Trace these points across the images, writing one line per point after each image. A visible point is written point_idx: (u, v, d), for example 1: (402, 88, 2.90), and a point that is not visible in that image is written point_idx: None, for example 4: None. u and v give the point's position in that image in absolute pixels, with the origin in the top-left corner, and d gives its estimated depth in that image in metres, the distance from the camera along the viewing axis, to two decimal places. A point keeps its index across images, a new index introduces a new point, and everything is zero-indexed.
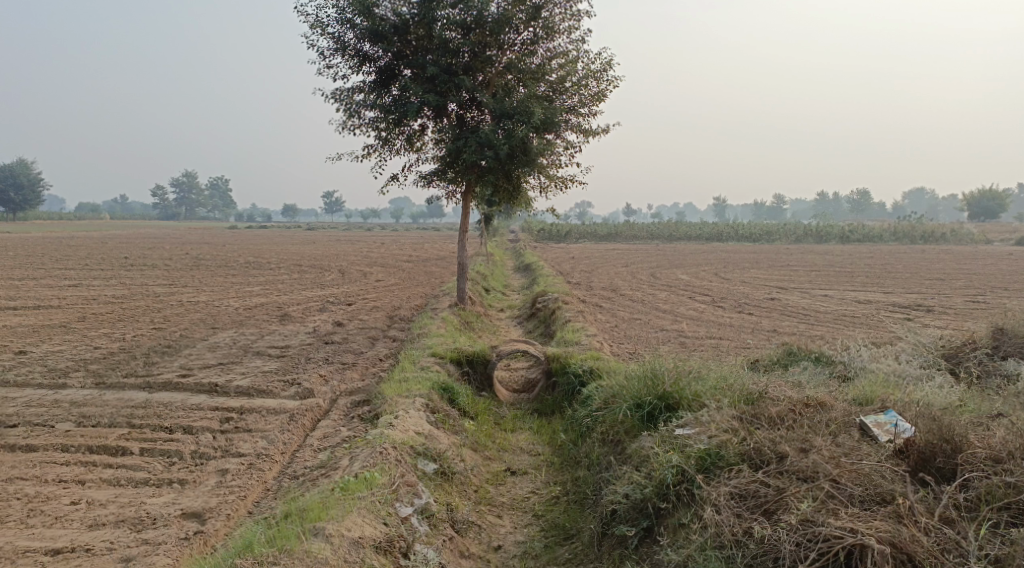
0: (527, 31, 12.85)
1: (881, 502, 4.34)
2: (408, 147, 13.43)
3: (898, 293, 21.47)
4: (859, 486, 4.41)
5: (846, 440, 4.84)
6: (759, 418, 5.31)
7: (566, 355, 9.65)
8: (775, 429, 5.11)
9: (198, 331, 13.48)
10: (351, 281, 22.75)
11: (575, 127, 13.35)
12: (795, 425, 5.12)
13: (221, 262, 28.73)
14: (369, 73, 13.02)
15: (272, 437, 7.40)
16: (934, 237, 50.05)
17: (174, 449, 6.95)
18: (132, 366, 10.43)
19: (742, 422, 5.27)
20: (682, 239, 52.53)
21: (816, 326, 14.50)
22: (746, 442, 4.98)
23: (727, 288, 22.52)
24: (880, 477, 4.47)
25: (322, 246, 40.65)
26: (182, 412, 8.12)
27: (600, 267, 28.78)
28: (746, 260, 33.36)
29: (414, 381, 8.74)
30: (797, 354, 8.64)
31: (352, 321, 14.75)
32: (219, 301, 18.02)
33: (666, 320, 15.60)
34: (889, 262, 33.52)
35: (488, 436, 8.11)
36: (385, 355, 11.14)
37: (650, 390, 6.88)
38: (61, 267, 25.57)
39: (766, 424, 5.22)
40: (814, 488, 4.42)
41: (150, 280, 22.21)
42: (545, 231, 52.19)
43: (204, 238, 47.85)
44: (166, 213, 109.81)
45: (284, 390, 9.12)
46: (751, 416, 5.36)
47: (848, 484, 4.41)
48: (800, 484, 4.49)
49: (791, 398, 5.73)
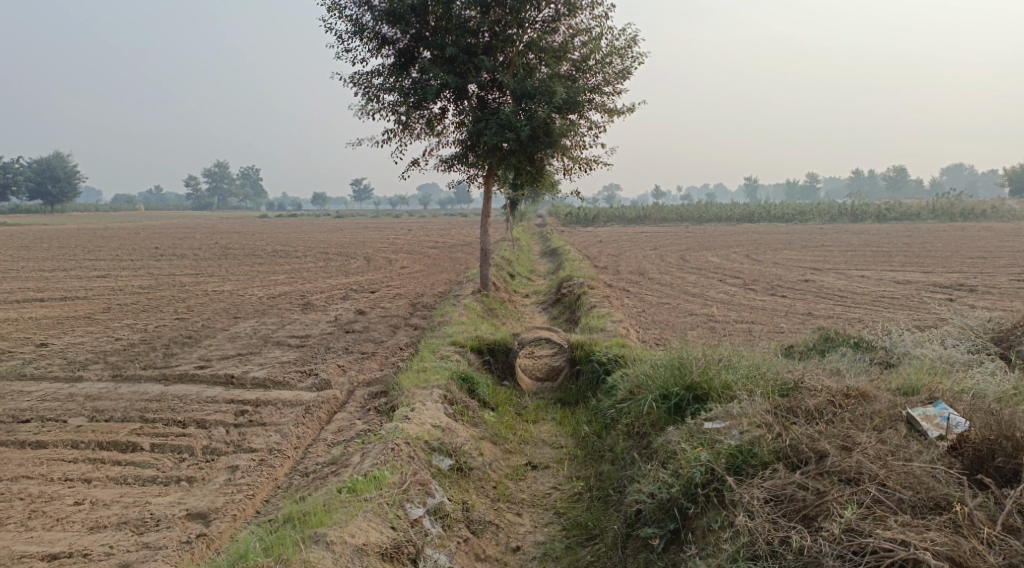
0: (548, 8, 12.40)
1: (935, 509, 3.95)
2: (428, 131, 13.11)
3: (938, 273, 20.67)
4: (909, 490, 4.02)
5: (892, 437, 4.44)
6: (796, 412, 4.92)
7: (590, 343, 9.33)
8: (814, 424, 4.72)
9: (219, 321, 13.36)
10: (376, 269, 22.59)
11: (599, 106, 12.91)
12: (836, 419, 4.73)
13: (249, 251, 28.75)
14: (388, 56, 12.69)
15: (285, 430, 7.19)
16: (974, 214, 48.49)
17: (184, 445, 6.77)
18: (151, 357, 10.31)
19: (778, 415, 4.89)
20: (713, 221, 51.65)
21: (853, 309, 13.96)
22: (782, 438, 4.60)
23: (759, 269, 21.93)
24: (933, 480, 4.07)
25: (350, 233, 40.53)
26: (196, 406, 7.94)
27: (628, 251, 28.24)
28: (779, 241, 32.57)
29: (432, 371, 8.47)
30: (834, 340, 8.19)
31: (375, 309, 14.56)
32: (243, 290, 17.95)
33: (696, 304, 15.14)
34: (928, 240, 32.45)
35: (509, 428, 7.81)
36: (405, 343, 10.89)
37: (677, 379, 6.51)
38: (92, 258, 25.77)
39: (803, 419, 4.83)
40: (859, 493, 4.05)
41: (177, 270, 22.25)
42: (572, 215, 51.60)
43: (233, 227, 48.29)
44: (198, 203, 111.03)
45: (301, 381, 8.90)
46: (787, 409, 4.97)
47: (897, 489, 4.02)
48: (843, 488, 4.11)
49: (830, 390, 5.33)
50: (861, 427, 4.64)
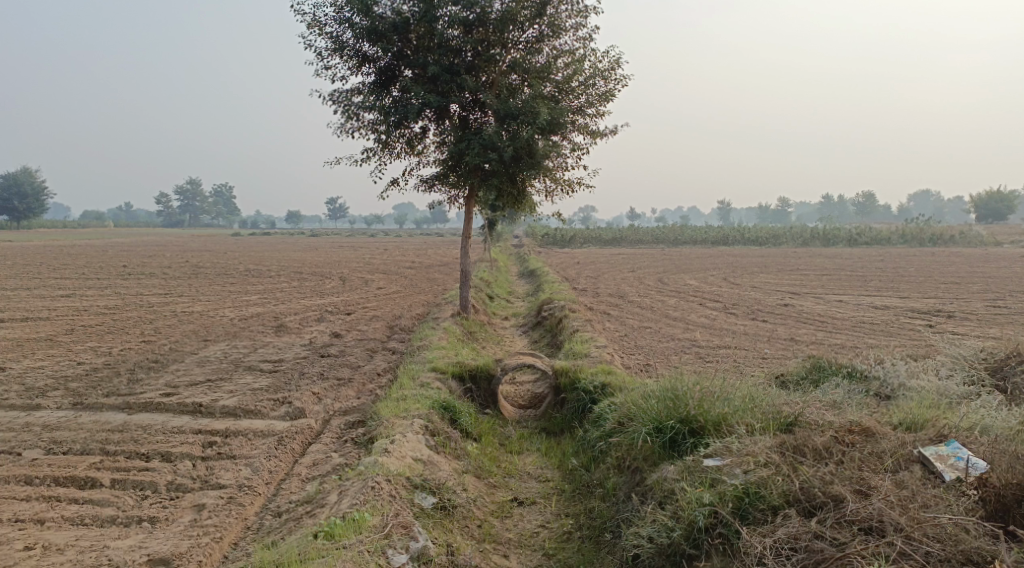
0: (532, 29, 12.24)
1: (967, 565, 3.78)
2: (408, 151, 12.84)
3: (914, 298, 20.73)
4: (937, 544, 3.86)
5: (908, 484, 4.25)
6: (803, 451, 4.71)
7: (575, 370, 9.06)
8: (823, 464, 4.53)
9: (188, 344, 12.87)
10: (352, 290, 22.14)
11: (582, 128, 12.75)
12: (845, 459, 4.55)
13: (220, 270, 28.13)
14: (368, 74, 12.43)
15: (256, 464, 6.79)
16: (942, 239, 49.27)
17: (147, 480, 6.35)
18: (115, 383, 9.82)
19: (784, 453, 4.68)
20: (689, 243, 51.86)
21: (835, 335, 13.86)
22: (791, 481, 4.40)
23: (737, 293, 21.86)
24: (964, 533, 3.91)
25: (324, 253, 39.92)
26: (161, 437, 7.51)
27: (606, 273, 28.10)
28: (755, 265, 32.69)
29: (412, 400, 8.11)
30: (826, 369, 8.00)
31: (351, 332, 14.15)
32: (215, 311, 17.41)
33: (678, 329, 14.95)
34: (901, 265, 32.78)
35: (493, 460, 7.47)
36: (383, 369, 10.51)
37: (672, 412, 6.23)
38: (58, 276, 25.04)
39: (811, 458, 4.63)
40: (884, 546, 3.88)
41: (146, 290, 21.62)
42: (549, 237, 51.52)
43: (206, 245, 47.55)
44: (170, 221, 109.45)
45: (273, 410, 8.49)
46: (793, 447, 4.76)
47: (924, 542, 3.86)
48: (865, 540, 3.94)
49: (833, 426, 5.14)
50: (874, 469, 4.46)
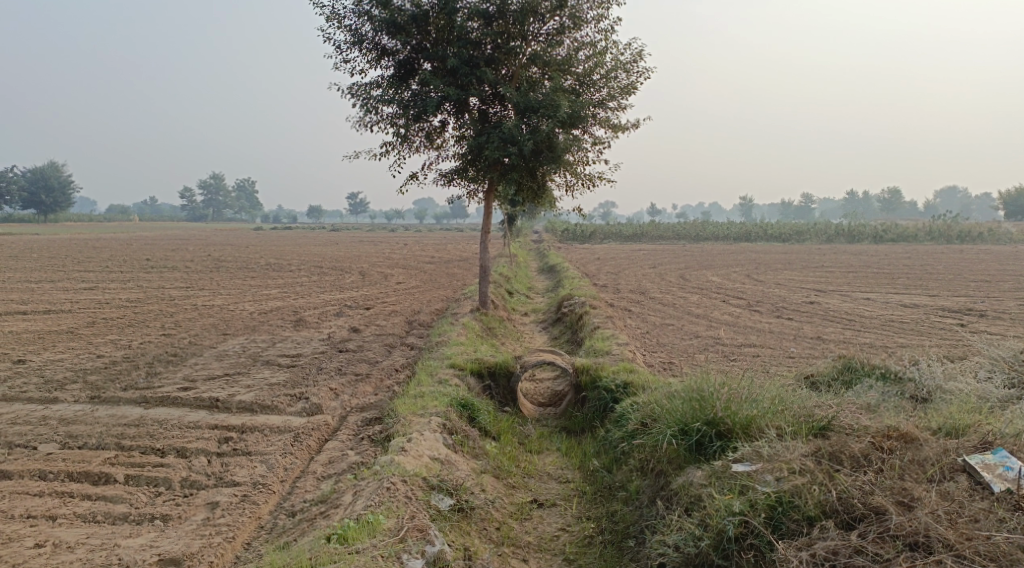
0: (552, 21, 12.02)
1: None
2: (427, 145, 12.68)
3: (943, 297, 20.26)
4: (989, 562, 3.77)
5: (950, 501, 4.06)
6: (839, 458, 4.56)
7: (596, 368, 8.87)
8: (861, 474, 4.41)
9: (207, 338, 12.80)
10: (371, 284, 22.06)
11: (603, 122, 12.52)
12: (884, 469, 4.40)
13: (241, 264, 28.19)
14: (388, 68, 12.27)
15: (271, 461, 6.68)
16: (970, 237, 48.34)
17: (161, 477, 6.27)
18: (133, 377, 9.76)
19: (820, 461, 4.55)
20: (710, 239, 51.33)
21: (863, 334, 13.55)
22: (828, 490, 4.30)
23: (761, 291, 21.51)
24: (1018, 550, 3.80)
25: (344, 247, 39.95)
26: (176, 432, 7.42)
27: (626, 269, 27.82)
28: (779, 261, 32.23)
29: (430, 397, 7.96)
30: (858, 371, 7.74)
31: (370, 327, 14.05)
32: (234, 304, 17.38)
33: (701, 326, 14.69)
34: (929, 262, 32.14)
35: (512, 459, 7.29)
36: (401, 365, 10.38)
37: (697, 414, 6.01)
38: (81, 269, 25.19)
39: (848, 467, 4.49)
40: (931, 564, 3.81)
41: (167, 283, 21.68)
42: (569, 232, 51.19)
43: (229, 239, 47.82)
44: (194, 214, 110.37)
45: (290, 406, 8.37)
46: (830, 454, 4.61)
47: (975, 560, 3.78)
48: (912, 557, 3.86)
49: (871, 432, 4.93)
50: (917, 480, 4.34)
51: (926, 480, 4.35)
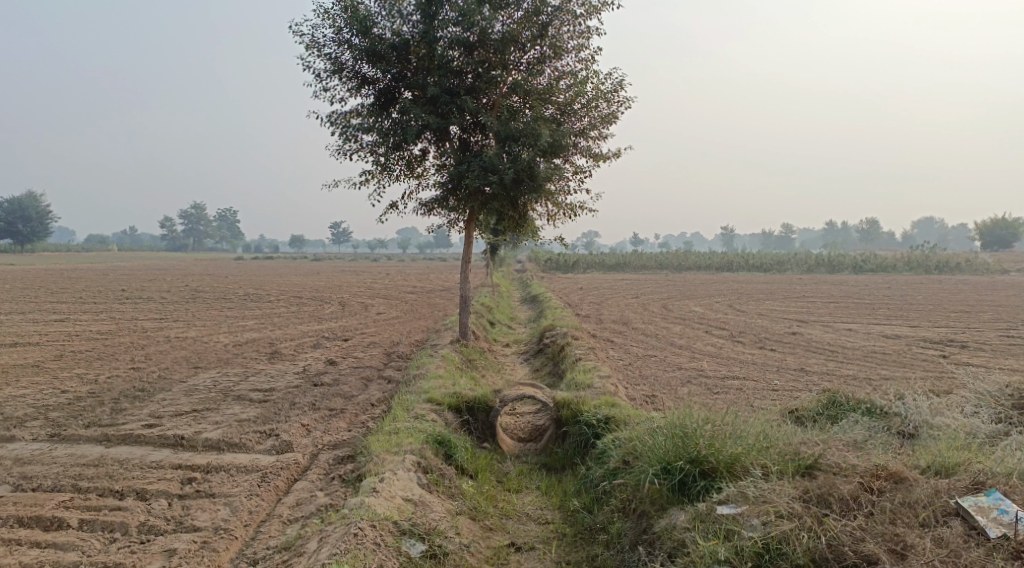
0: (533, 50, 11.99)
1: None
2: (407, 173, 12.52)
3: (925, 328, 20.25)
4: None
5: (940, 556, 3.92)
6: (828, 502, 4.47)
7: (577, 401, 8.62)
8: (850, 519, 4.32)
9: (178, 372, 12.44)
10: (351, 315, 21.74)
11: (584, 151, 12.43)
12: (874, 514, 4.31)
13: (219, 294, 27.76)
14: (368, 96, 12.14)
15: (235, 503, 6.37)
16: (948, 267, 48.83)
17: (118, 521, 5.95)
18: (97, 413, 9.39)
19: (809, 505, 4.44)
20: (692, 269, 51.46)
21: (847, 366, 13.43)
22: (817, 537, 4.23)
23: (744, 321, 21.43)
24: None
25: (326, 277, 39.56)
26: (137, 472, 7.08)
27: (609, 299, 27.67)
28: (760, 292, 32.27)
29: (404, 434, 7.68)
30: (844, 405, 7.57)
31: (346, 359, 13.73)
32: (209, 336, 16.99)
33: (683, 358, 14.51)
34: (908, 293, 32.31)
35: (490, 499, 7.01)
36: (377, 399, 10.07)
37: (681, 451, 5.77)
38: (53, 300, 24.64)
39: (837, 510, 4.40)
40: None
41: (141, 314, 21.22)
42: (551, 262, 51.13)
43: (208, 269, 47.27)
44: (174, 244, 109.36)
45: (259, 444, 8.05)
46: (818, 496, 4.51)
47: None
48: None
49: (860, 471, 4.75)
50: (909, 524, 4.21)
51: (916, 525, 4.21)
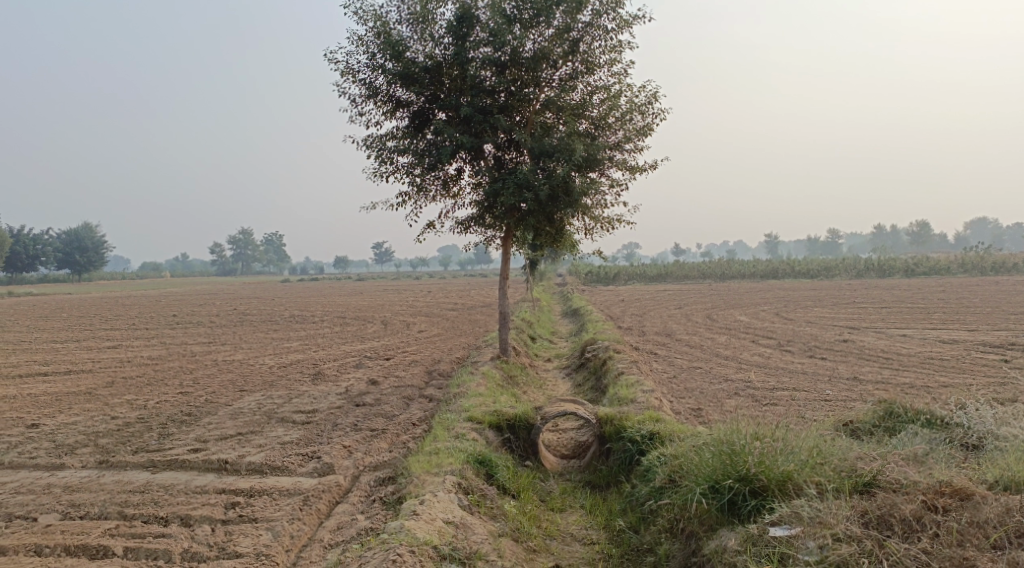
0: (566, 66, 11.93)
1: None
2: (443, 193, 12.50)
3: (984, 331, 19.45)
4: None
5: None
6: (889, 522, 4.23)
7: (621, 417, 8.45)
8: (912, 542, 4.07)
9: (223, 395, 12.58)
10: (393, 334, 21.82)
11: (620, 164, 12.28)
12: (937, 536, 4.07)
13: (265, 317, 28.15)
14: (403, 119, 12.18)
15: (277, 528, 6.34)
16: (1005, 267, 47.13)
17: (161, 549, 5.99)
18: (145, 439, 9.51)
19: (869, 526, 4.24)
20: (737, 278, 50.60)
21: (902, 374, 12.96)
22: (878, 561, 4.00)
23: (791, 329, 20.91)
24: None
25: (369, 297, 39.92)
26: (182, 498, 7.12)
27: (651, 311, 27.30)
28: (808, 299, 31.53)
29: (445, 454, 7.59)
30: (901, 417, 7.24)
31: (388, 379, 13.75)
32: (254, 359, 17.19)
33: (730, 369, 14.16)
34: (963, 296, 31.21)
35: (533, 519, 6.85)
36: (418, 419, 10.02)
37: (728, 470, 5.56)
38: (107, 327, 25.28)
39: (899, 533, 4.16)
40: None
41: (190, 339, 21.61)
42: (592, 275, 50.82)
43: (255, 292, 48.19)
44: (222, 269, 111.91)
45: (301, 467, 8.04)
46: (878, 517, 4.28)
47: None
48: None
49: (921, 488, 4.51)
50: (979, 547, 3.98)
51: (986, 549, 3.95)
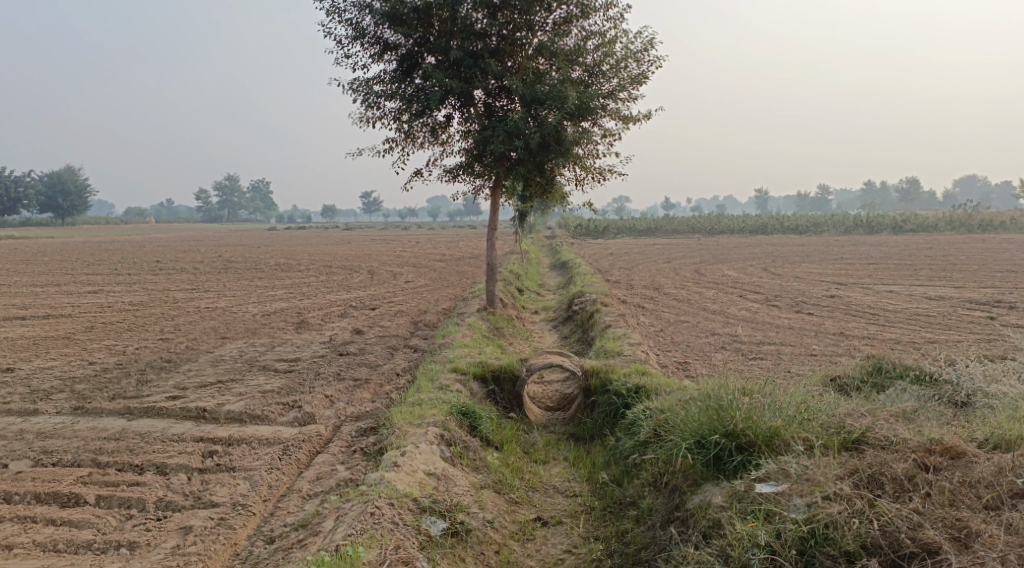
0: (560, 9, 11.48)
1: None
2: (431, 140, 12.16)
3: (969, 289, 19.48)
4: None
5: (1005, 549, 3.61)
6: (879, 482, 4.13)
7: (607, 370, 8.35)
8: (903, 502, 3.98)
9: (205, 342, 12.38)
10: (379, 283, 21.59)
11: (613, 113, 11.96)
12: (928, 496, 3.98)
13: (250, 264, 27.81)
14: (391, 62, 11.77)
15: (255, 478, 6.21)
16: (992, 226, 47.21)
17: (135, 498, 5.87)
18: (122, 385, 9.33)
19: (859, 485, 4.14)
20: (725, 233, 50.50)
21: (888, 330, 12.93)
22: (867, 522, 3.91)
23: (779, 285, 20.86)
24: None
25: (356, 246, 39.56)
26: (158, 445, 6.98)
27: (640, 264, 27.14)
28: (796, 254, 31.46)
29: (428, 405, 7.46)
30: (889, 373, 7.16)
31: (373, 328, 13.58)
32: (238, 306, 16.96)
33: (717, 323, 14.08)
34: (950, 253, 31.24)
35: (516, 471, 6.77)
36: (402, 369, 9.88)
37: (715, 425, 5.45)
38: (89, 272, 24.92)
39: (889, 494, 4.06)
40: None
41: (173, 285, 21.33)
42: (581, 228, 50.55)
43: (241, 239, 47.67)
44: (208, 215, 110.63)
45: (281, 416, 7.90)
46: (869, 477, 4.17)
47: None
48: None
49: (914, 449, 4.42)
50: (971, 508, 3.90)
51: (977, 509, 3.88)
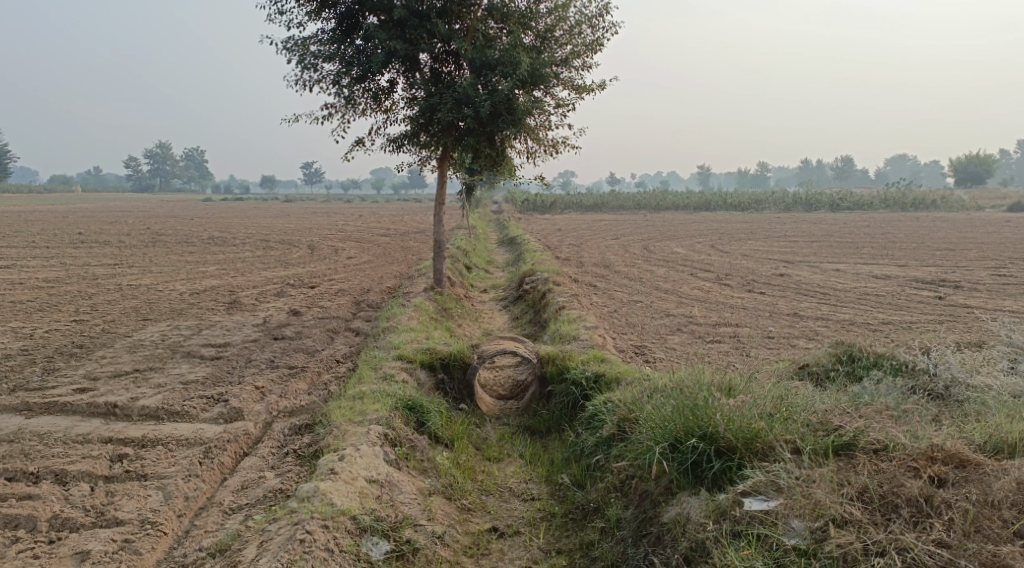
0: None
1: None
2: (374, 108, 11.30)
3: (914, 267, 19.54)
4: None
5: None
6: (893, 507, 3.85)
7: (563, 356, 7.76)
8: (925, 533, 3.70)
9: (124, 324, 11.38)
10: (320, 259, 20.59)
11: (567, 82, 11.28)
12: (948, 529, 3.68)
13: (183, 238, 26.33)
14: (329, 21, 10.82)
15: (169, 488, 5.45)
16: (925, 204, 48.39)
17: (24, 515, 5.06)
18: (25, 375, 8.34)
19: (871, 511, 3.86)
20: (671, 209, 50.59)
21: (843, 310, 12.72)
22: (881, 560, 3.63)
23: (728, 262, 20.68)
24: None
25: (296, 219, 38.07)
26: (59, 448, 6.13)
27: (589, 240, 26.70)
28: (742, 231, 31.49)
29: (370, 399, 6.75)
30: (862, 362, 6.76)
31: (311, 309, 12.73)
32: (165, 284, 15.80)
33: (671, 303, 13.67)
34: (888, 231, 31.69)
35: (467, 473, 6.15)
36: (342, 356, 9.12)
37: (691, 426, 4.91)
38: (4, 244, 23.15)
39: (902, 523, 3.77)
40: None
41: (95, 260, 19.88)
42: (528, 202, 49.92)
43: (174, 211, 45.41)
44: (140, 185, 105.91)
45: (204, 412, 7.09)
46: (882, 501, 3.90)
47: None
48: None
49: (924, 464, 4.06)
50: (996, 541, 3.61)
51: (1008, 538, 3.61)
